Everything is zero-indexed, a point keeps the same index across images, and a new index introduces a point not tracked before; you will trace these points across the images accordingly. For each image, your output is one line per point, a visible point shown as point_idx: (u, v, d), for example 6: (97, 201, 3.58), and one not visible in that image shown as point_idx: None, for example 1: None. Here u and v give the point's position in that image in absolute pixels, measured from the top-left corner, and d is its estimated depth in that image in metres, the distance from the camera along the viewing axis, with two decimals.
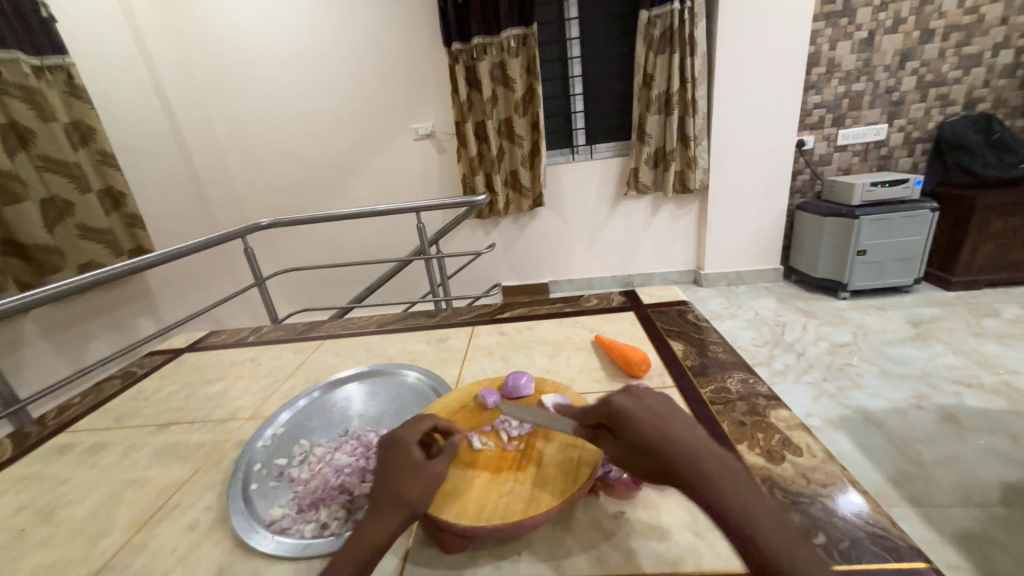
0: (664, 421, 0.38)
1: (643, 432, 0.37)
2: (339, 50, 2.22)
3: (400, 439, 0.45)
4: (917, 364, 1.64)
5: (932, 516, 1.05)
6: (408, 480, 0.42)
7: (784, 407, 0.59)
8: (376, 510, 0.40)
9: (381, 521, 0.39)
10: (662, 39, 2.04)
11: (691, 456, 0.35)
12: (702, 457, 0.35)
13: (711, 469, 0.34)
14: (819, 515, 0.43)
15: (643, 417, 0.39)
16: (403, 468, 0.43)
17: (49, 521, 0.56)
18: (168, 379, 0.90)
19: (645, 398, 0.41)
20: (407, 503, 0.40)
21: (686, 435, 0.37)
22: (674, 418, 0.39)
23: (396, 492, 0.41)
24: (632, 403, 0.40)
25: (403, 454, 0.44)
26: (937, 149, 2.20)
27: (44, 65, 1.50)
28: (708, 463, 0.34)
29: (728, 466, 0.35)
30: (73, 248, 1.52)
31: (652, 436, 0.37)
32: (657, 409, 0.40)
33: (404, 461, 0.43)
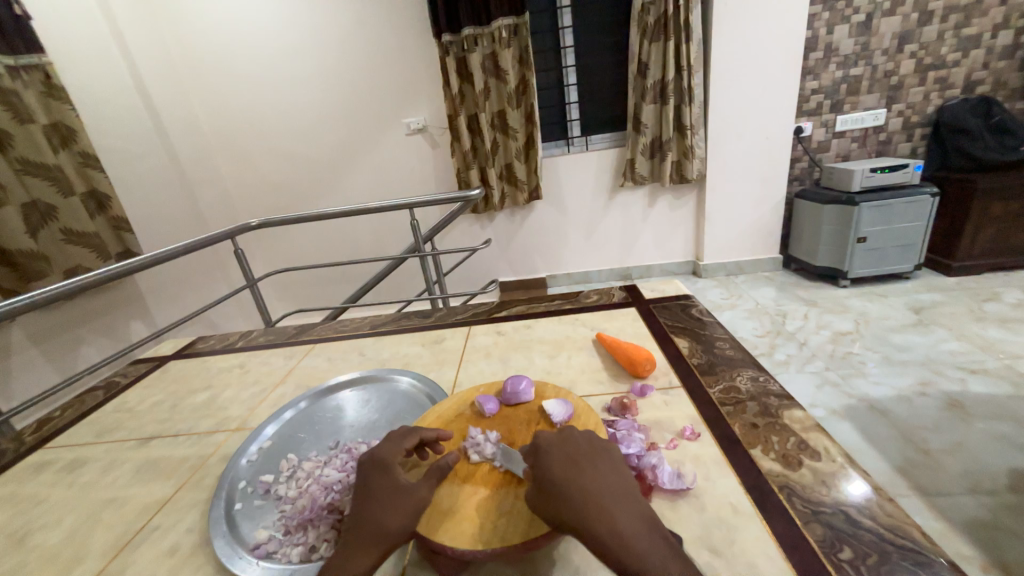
0: (581, 470, 0.38)
1: (551, 469, 0.39)
2: (326, 43, 2.16)
3: (385, 462, 0.44)
4: (920, 351, 1.61)
5: (942, 506, 1.03)
6: (392, 511, 0.40)
7: (798, 406, 0.56)
8: (356, 543, 0.38)
9: (360, 557, 0.37)
10: (656, 26, 1.99)
11: (593, 497, 0.36)
12: (607, 502, 0.36)
13: (608, 510, 0.35)
14: (843, 527, 0.40)
15: (559, 453, 0.40)
16: (389, 496, 0.41)
17: (21, 547, 0.53)
18: (153, 388, 0.87)
19: (571, 438, 0.42)
20: (389, 536, 0.39)
21: (600, 478, 0.38)
22: (599, 459, 0.40)
23: (379, 523, 0.39)
24: (553, 439, 0.42)
25: (389, 479, 0.42)
26: (936, 133, 2.16)
27: (20, 65, 1.44)
28: (609, 506, 0.35)
29: (632, 510, 0.36)
30: (59, 253, 1.48)
31: (560, 474, 0.38)
32: (578, 448, 0.41)
33: (388, 487, 0.42)
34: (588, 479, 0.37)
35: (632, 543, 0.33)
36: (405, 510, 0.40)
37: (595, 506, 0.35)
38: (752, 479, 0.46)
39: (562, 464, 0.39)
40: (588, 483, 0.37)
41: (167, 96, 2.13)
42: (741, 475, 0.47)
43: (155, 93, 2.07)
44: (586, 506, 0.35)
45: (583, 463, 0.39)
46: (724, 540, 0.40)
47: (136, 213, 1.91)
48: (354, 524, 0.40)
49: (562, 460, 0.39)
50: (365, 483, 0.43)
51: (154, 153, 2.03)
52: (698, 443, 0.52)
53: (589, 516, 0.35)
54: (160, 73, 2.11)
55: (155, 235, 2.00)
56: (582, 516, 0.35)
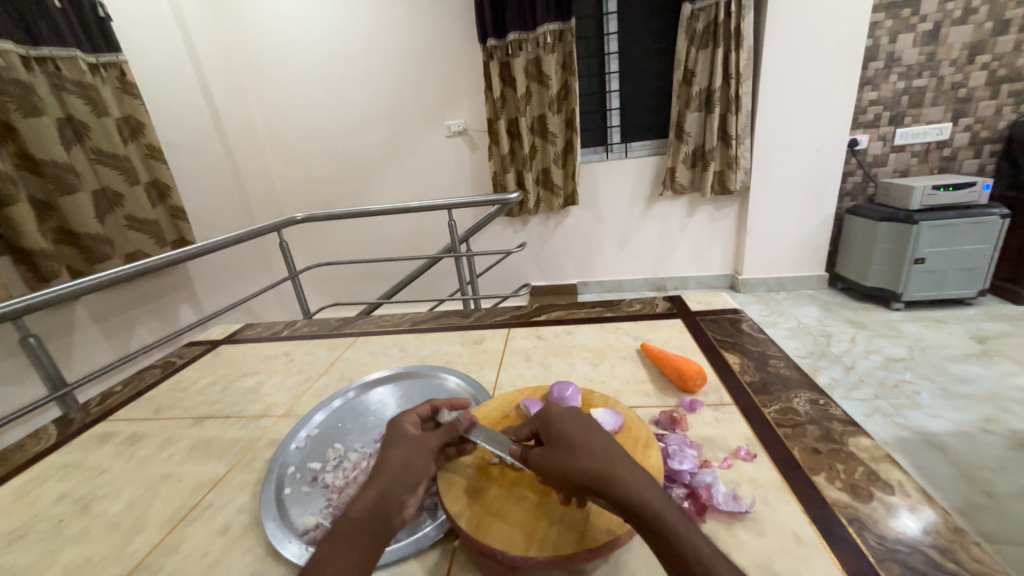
0: (585, 435, 0.40)
1: (568, 431, 0.41)
2: (374, 45, 2.23)
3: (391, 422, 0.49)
4: (983, 384, 1.50)
5: (1008, 554, 0.94)
6: (391, 451, 0.45)
7: (865, 434, 0.52)
8: (366, 483, 0.42)
9: (368, 490, 0.41)
10: (705, 33, 1.95)
11: (611, 454, 0.38)
12: (615, 460, 0.37)
13: (626, 466, 0.37)
14: (922, 569, 0.37)
15: (573, 420, 0.42)
16: (389, 444, 0.46)
17: (86, 513, 0.56)
18: (204, 371, 0.91)
19: (578, 412, 0.45)
20: (390, 469, 0.43)
21: (612, 442, 0.40)
22: (600, 429, 0.41)
23: (381, 463, 0.44)
24: (564, 409, 0.44)
25: (392, 430, 0.48)
26: (1008, 150, 2.01)
27: (100, 62, 1.55)
28: (626, 461, 0.38)
29: (639, 470, 0.37)
30: (122, 238, 1.58)
31: (578, 436, 0.40)
32: (588, 419, 0.43)
33: (391, 438, 0.47)
34: (602, 440, 0.40)
35: (651, 491, 0.35)
36: (403, 448, 0.45)
37: (613, 461, 0.37)
38: (817, 508, 0.43)
39: (577, 427, 0.41)
40: (604, 443, 0.39)
41: (224, 93, 2.24)
42: (805, 504, 0.44)
43: (215, 91, 2.18)
44: (607, 460, 0.37)
45: (595, 429, 0.42)
46: (788, 571, 0.38)
47: (191, 204, 2.02)
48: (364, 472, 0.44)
49: (577, 425, 0.41)
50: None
51: (211, 148, 2.14)
52: (754, 465, 0.49)
53: (611, 468, 0.36)
54: (220, 73, 2.23)
55: (207, 226, 2.10)
56: (601, 467, 0.36)
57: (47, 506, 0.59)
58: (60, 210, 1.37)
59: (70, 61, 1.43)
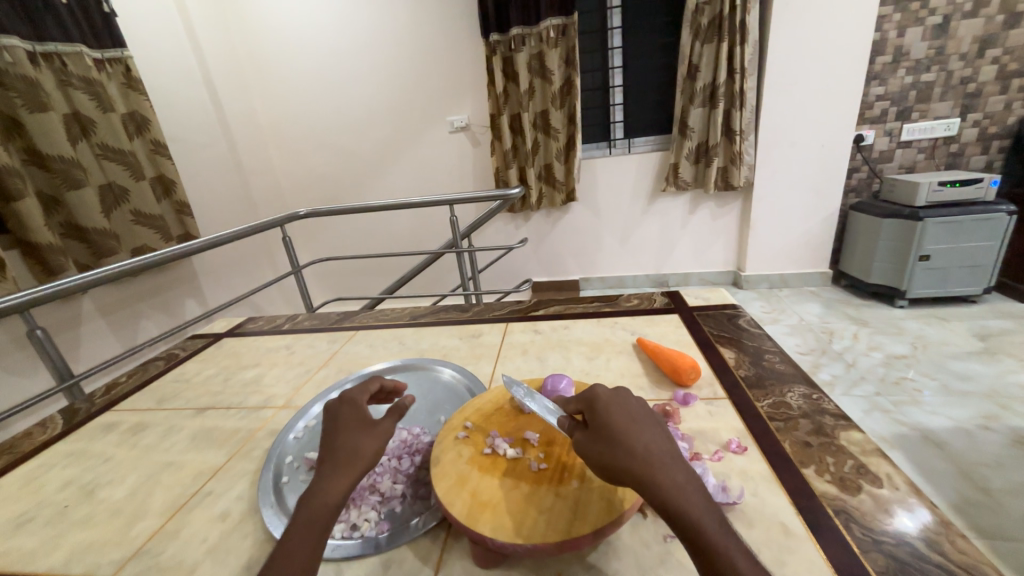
0: (633, 426, 0.39)
1: (612, 422, 0.39)
2: (378, 40, 2.22)
3: (353, 400, 0.48)
4: (985, 381, 1.49)
5: (1003, 550, 0.94)
6: (360, 437, 0.44)
7: (856, 428, 0.53)
8: (334, 468, 0.41)
9: (340, 478, 0.40)
10: (709, 28, 1.93)
11: (653, 452, 0.36)
12: (660, 457, 0.36)
13: (667, 465, 0.36)
14: (907, 559, 0.37)
15: (620, 410, 0.40)
16: (355, 428, 0.45)
17: (91, 499, 0.58)
18: (207, 362, 0.92)
19: (628, 399, 0.43)
20: (361, 458, 0.42)
21: (658, 437, 0.38)
22: (650, 421, 0.40)
23: (351, 449, 0.43)
24: (612, 395, 0.42)
25: (346, 411, 0.47)
26: (1017, 146, 1.98)
27: (105, 58, 1.56)
28: (668, 460, 0.36)
29: (685, 470, 0.36)
30: (129, 232, 1.60)
31: (622, 429, 0.38)
32: (636, 408, 0.41)
33: (356, 420, 0.46)
34: (648, 436, 0.38)
35: (690, 497, 0.34)
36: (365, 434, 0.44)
37: (657, 460, 0.36)
38: (804, 500, 0.44)
39: (623, 418, 0.39)
40: (648, 439, 0.37)
41: (229, 89, 2.25)
42: (793, 495, 0.44)
43: (219, 86, 2.19)
44: (649, 459, 0.36)
45: (642, 421, 0.40)
46: (774, 561, 0.38)
47: (196, 199, 2.03)
48: (330, 453, 0.43)
49: (622, 416, 0.40)
50: (334, 418, 0.47)
51: (216, 144, 2.15)
52: (745, 458, 0.50)
53: (651, 469, 0.35)
54: (225, 67, 2.23)
55: (211, 221, 2.12)
56: (643, 466, 0.35)
57: (53, 491, 0.61)
58: (67, 205, 1.38)
59: (76, 57, 1.44)
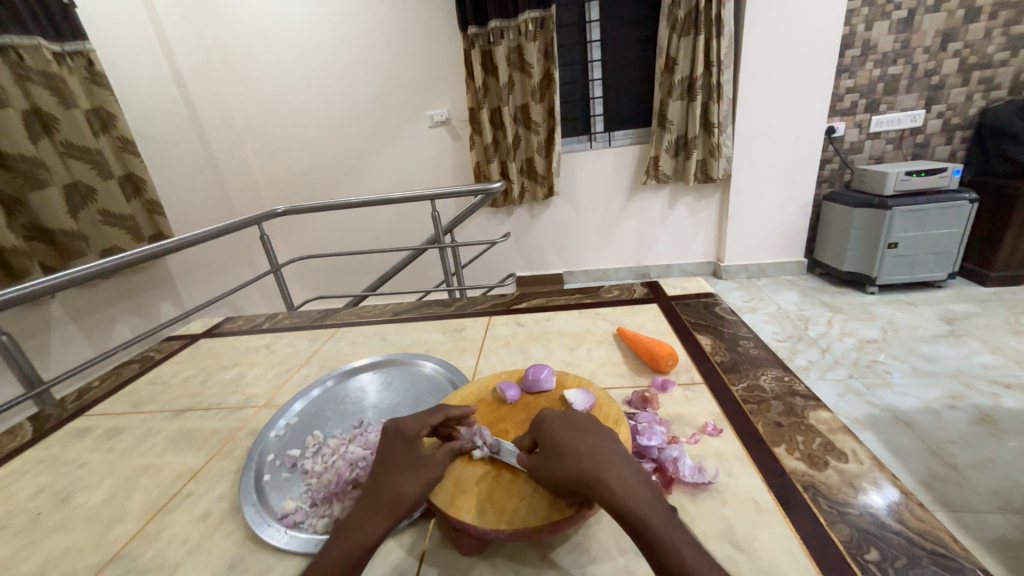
0: (581, 436, 0.41)
1: (558, 437, 0.41)
2: (355, 33, 2.18)
3: (407, 433, 0.46)
4: (950, 362, 1.56)
5: (966, 521, 0.99)
6: (407, 480, 0.42)
7: (825, 408, 0.55)
8: (373, 508, 0.40)
9: (378, 519, 0.39)
10: (686, 20, 1.95)
11: (597, 457, 0.38)
12: (609, 460, 0.38)
13: (615, 466, 0.37)
14: (869, 529, 0.40)
15: (563, 424, 0.42)
16: (402, 468, 0.43)
17: (65, 505, 0.56)
18: (184, 364, 0.90)
19: (571, 414, 0.45)
20: (403, 503, 0.40)
21: (604, 441, 0.40)
22: (598, 429, 0.42)
23: (393, 491, 0.41)
24: (556, 413, 0.44)
25: (405, 447, 0.45)
26: (977, 136, 2.07)
27: (65, 51, 1.50)
28: (615, 461, 0.38)
29: (633, 470, 0.38)
30: (97, 234, 1.54)
31: (571, 440, 0.40)
32: (580, 420, 0.43)
33: (406, 458, 0.44)
34: (592, 442, 0.40)
35: (638, 495, 0.35)
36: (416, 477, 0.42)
37: (604, 462, 0.37)
38: (775, 477, 0.46)
39: (571, 431, 0.41)
40: (594, 445, 0.39)
41: (200, 83, 2.18)
42: (764, 473, 0.46)
43: (189, 81, 2.12)
44: (596, 464, 0.37)
45: (585, 430, 0.42)
46: (746, 536, 0.40)
47: (168, 197, 1.97)
48: (372, 490, 0.42)
49: (568, 430, 0.41)
50: (385, 450, 0.45)
51: (187, 140, 2.09)
52: (720, 439, 0.51)
53: (598, 473, 0.36)
54: (195, 61, 2.16)
55: (185, 220, 2.06)
56: (591, 468, 0.37)
57: (24, 500, 0.59)
58: (30, 206, 1.33)
59: (34, 50, 1.38)
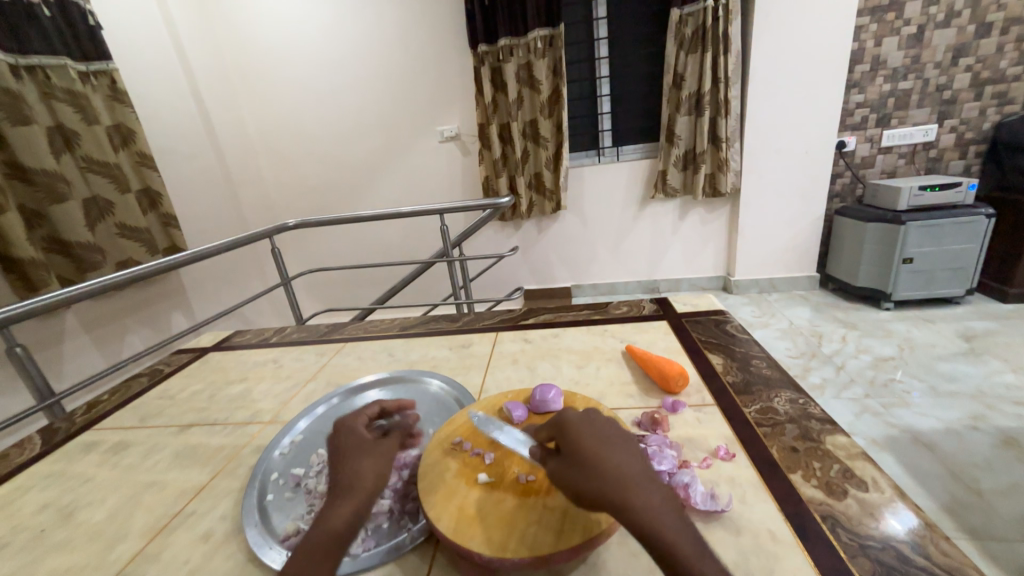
0: (606, 446, 0.39)
1: (584, 445, 0.39)
2: (367, 52, 2.24)
3: (352, 427, 0.48)
4: (970, 381, 1.51)
5: (994, 551, 0.95)
6: (362, 459, 0.44)
7: (842, 432, 0.53)
8: (336, 495, 0.41)
9: (343, 501, 0.40)
10: (693, 38, 1.97)
11: (623, 475, 0.36)
12: (635, 478, 0.36)
13: (641, 487, 0.35)
14: (893, 564, 0.38)
15: (589, 431, 0.40)
16: (357, 451, 0.45)
17: (69, 522, 0.56)
18: (193, 378, 0.91)
19: (597, 420, 0.42)
20: (364, 478, 0.42)
21: (629, 455, 0.38)
22: (624, 441, 0.40)
23: (351, 474, 0.42)
24: (582, 418, 0.42)
25: (350, 436, 0.47)
26: (992, 151, 2.04)
27: (90, 70, 1.55)
28: (640, 480, 0.36)
29: (660, 491, 0.36)
30: (113, 246, 1.57)
31: (595, 450, 0.38)
32: (606, 428, 0.41)
33: (359, 444, 0.46)
34: (617, 456, 0.38)
35: (664, 518, 0.33)
36: (371, 456, 0.44)
37: (631, 481, 0.35)
38: (792, 506, 0.44)
39: (595, 440, 0.39)
40: (620, 460, 0.37)
41: (218, 99, 2.24)
42: (781, 501, 0.45)
43: (206, 97, 2.18)
44: (620, 480, 0.35)
45: (611, 441, 0.39)
46: (761, 569, 0.38)
47: (183, 210, 2.01)
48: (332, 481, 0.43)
49: (592, 437, 0.39)
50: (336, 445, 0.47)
51: (203, 155, 2.14)
52: (733, 464, 0.50)
53: (624, 492, 0.34)
54: (214, 79, 2.23)
55: (199, 233, 2.10)
56: (614, 488, 0.35)
57: (30, 515, 0.59)
58: (50, 219, 1.36)
59: (60, 69, 1.43)
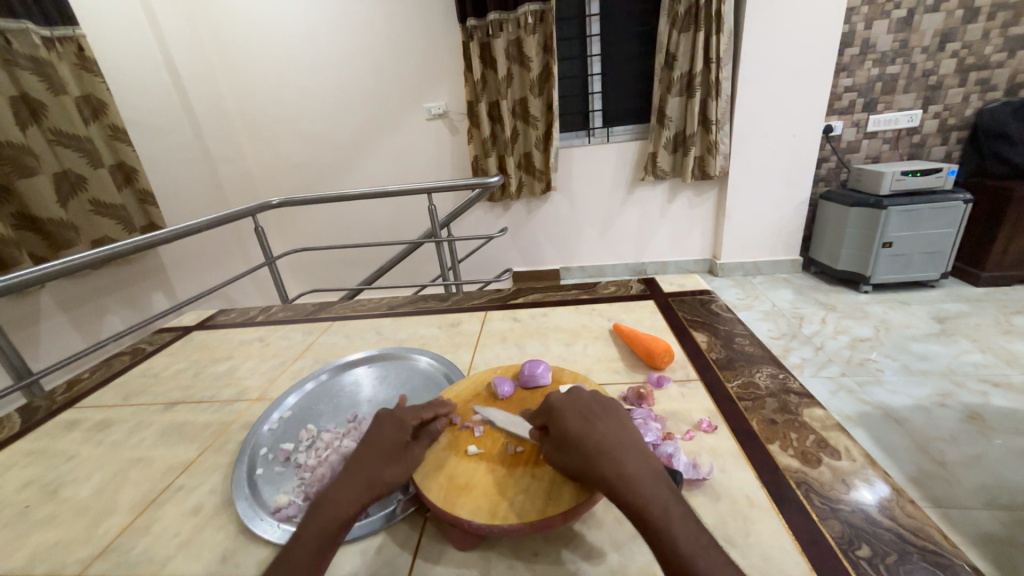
0: (589, 421, 0.40)
1: (567, 424, 0.41)
2: (352, 23, 2.15)
3: (399, 419, 0.48)
4: (941, 361, 1.57)
5: (955, 518, 1.00)
6: (391, 462, 0.44)
7: (819, 405, 0.55)
8: (354, 487, 0.41)
9: (354, 497, 0.40)
10: (686, 16, 1.94)
11: (601, 447, 0.38)
12: (614, 449, 0.38)
13: (618, 456, 0.37)
14: (861, 526, 0.40)
15: (573, 410, 0.42)
16: (391, 450, 0.45)
17: (54, 499, 0.55)
18: (177, 356, 0.89)
19: (583, 397, 0.44)
20: (384, 484, 0.42)
21: (614, 430, 0.40)
22: (608, 415, 0.42)
23: (377, 473, 0.42)
24: (567, 398, 0.44)
25: (393, 429, 0.47)
26: (973, 137, 2.08)
27: (55, 36, 1.46)
28: (619, 450, 0.38)
29: (640, 460, 0.37)
30: (88, 224, 1.51)
31: (577, 428, 0.40)
32: (591, 405, 0.43)
33: (395, 442, 0.45)
34: (598, 430, 0.40)
35: (639, 484, 0.35)
36: (400, 465, 0.44)
37: (608, 452, 0.37)
38: (770, 474, 0.46)
39: (578, 418, 0.41)
40: (600, 433, 0.39)
41: (193, 70, 2.14)
42: (759, 469, 0.46)
43: (181, 67, 2.08)
44: (601, 454, 0.37)
45: (595, 416, 0.41)
46: (739, 532, 0.40)
47: (161, 187, 1.94)
48: (357, 469, 0.43)
49: (575, 416, 0.41)
50: (375, 432, 0.47)
51: (180, 130, 2.05)
52: (715, 436, 0.51)
53: (603, 463, 0.37)
54: (187, 47, 2.12)
55: (178, 211, 2.03)
56: (590, 463, 0.37)
57: (13, 492, 0.58)
58: (18, 194, 1.31)
59: (22, 34, 1.35)
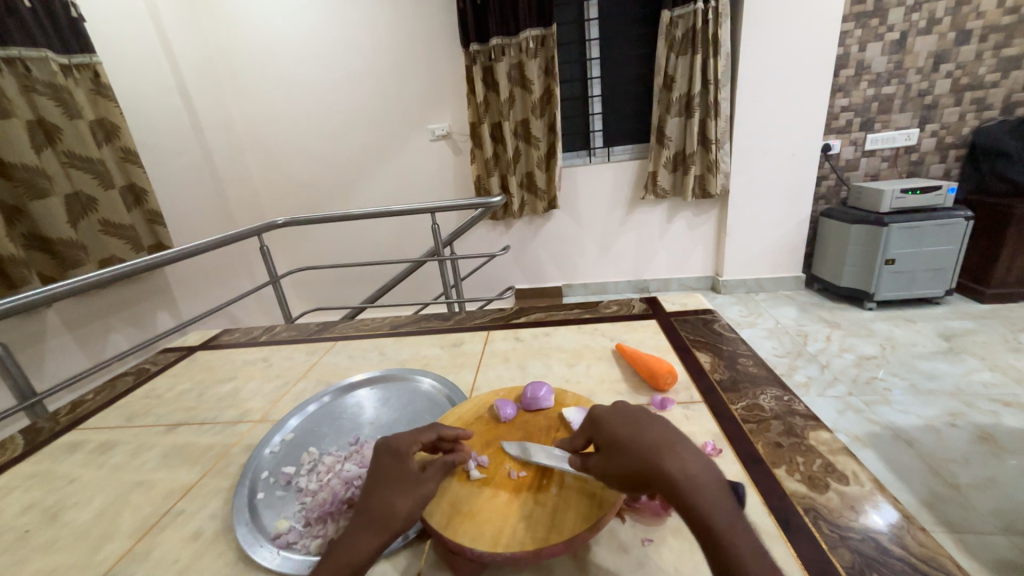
0: (642, 425, 0.39)
1: (618, 430, 0.40)
2: (359, 47, 2.22)
3: (396, 448, 0.44)
4: (950, 380, 1.55)
5: (971, 544, 0.98)
6: (394, 492, 0.41)
7: (825, 428, 0.55)
8: (363, 524, 0.39)
9: (365, 536, 0.39)
10: (684, 40, 1.99)
11: (660, 447, 0.36)
12: (672, 449, 0.36)
13: (680, 456, 0.36)
14: (872, 555, 0.39)
15: (621, 418, 0.41)
16: (395, 482, 0.42)
17: (54, 523, 0.55)
18: (180, 377, 0.90)
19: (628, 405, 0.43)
20: (394, 520, 0.39)
21: (670, 432, 0.38)
22: (660, 419, 0.40)
23: (383, 508, 0.40)
24: (613, 409, 0.43)
25: (393, 460, 0.44)
26: (971, 155, 2.10)
27: (72, 63, 1.51)
28: (679, 451, 0.36)
29: (701, 462, 0.36)
30: (97, 243, 1.54)
31: (629, 432, 0.39)
32: (639, 411, 0.42)
33: (398, 473, 0.43)
34: (653, 432, 0.38)
35: (702, 488, 0.34)
36: (403, 493, 0.41)
37: (667, 452, 0.36)
38: (776, 500, 0.45)
39: (629, 423, 0.40)
40: (656, 434, 0.38)
41: (204, 94, 2.20)
42: (765, 495, 0.46)
43: (192, 92, 2.14)
44: (660, 453, 0.36)
45: (646, 420, 0.40)
46: None
47: (170, 207, 1.98)
48: (363, 506, 0.41)
49: (626, 423, 0.40)
50: (375, 465, 0.44)
51: (189, 152, 2.10)
52: (719, 460, 0.51)
53: (666, 463, 0.35)
54: (198, 72, 2.19)
55: (184, 230, 2.05)
56: (651, 464, 0.35)
57: (12, 516, 0.58)
58: (31, 214, 1.33)
59: (41, 62, 1.39)
